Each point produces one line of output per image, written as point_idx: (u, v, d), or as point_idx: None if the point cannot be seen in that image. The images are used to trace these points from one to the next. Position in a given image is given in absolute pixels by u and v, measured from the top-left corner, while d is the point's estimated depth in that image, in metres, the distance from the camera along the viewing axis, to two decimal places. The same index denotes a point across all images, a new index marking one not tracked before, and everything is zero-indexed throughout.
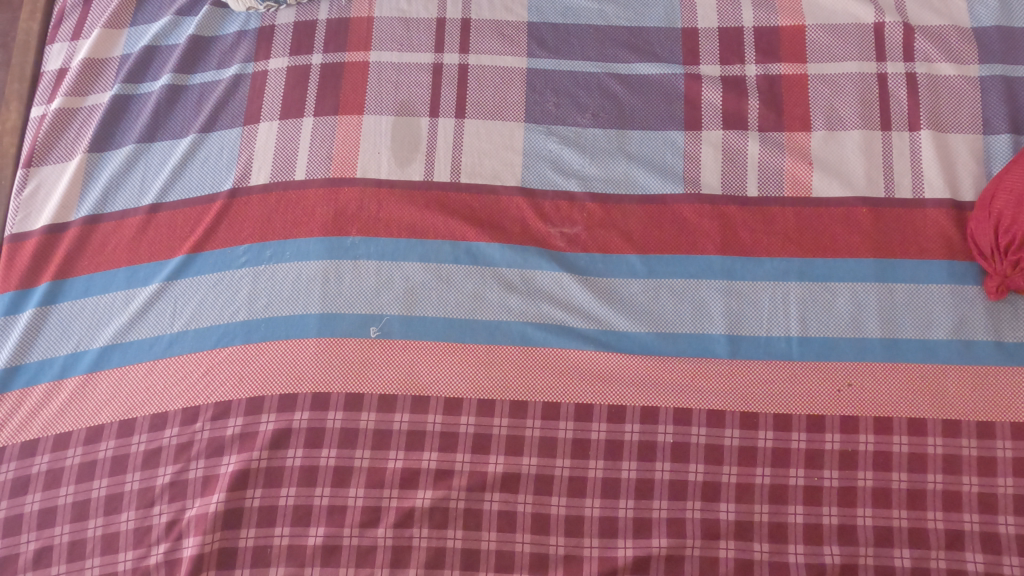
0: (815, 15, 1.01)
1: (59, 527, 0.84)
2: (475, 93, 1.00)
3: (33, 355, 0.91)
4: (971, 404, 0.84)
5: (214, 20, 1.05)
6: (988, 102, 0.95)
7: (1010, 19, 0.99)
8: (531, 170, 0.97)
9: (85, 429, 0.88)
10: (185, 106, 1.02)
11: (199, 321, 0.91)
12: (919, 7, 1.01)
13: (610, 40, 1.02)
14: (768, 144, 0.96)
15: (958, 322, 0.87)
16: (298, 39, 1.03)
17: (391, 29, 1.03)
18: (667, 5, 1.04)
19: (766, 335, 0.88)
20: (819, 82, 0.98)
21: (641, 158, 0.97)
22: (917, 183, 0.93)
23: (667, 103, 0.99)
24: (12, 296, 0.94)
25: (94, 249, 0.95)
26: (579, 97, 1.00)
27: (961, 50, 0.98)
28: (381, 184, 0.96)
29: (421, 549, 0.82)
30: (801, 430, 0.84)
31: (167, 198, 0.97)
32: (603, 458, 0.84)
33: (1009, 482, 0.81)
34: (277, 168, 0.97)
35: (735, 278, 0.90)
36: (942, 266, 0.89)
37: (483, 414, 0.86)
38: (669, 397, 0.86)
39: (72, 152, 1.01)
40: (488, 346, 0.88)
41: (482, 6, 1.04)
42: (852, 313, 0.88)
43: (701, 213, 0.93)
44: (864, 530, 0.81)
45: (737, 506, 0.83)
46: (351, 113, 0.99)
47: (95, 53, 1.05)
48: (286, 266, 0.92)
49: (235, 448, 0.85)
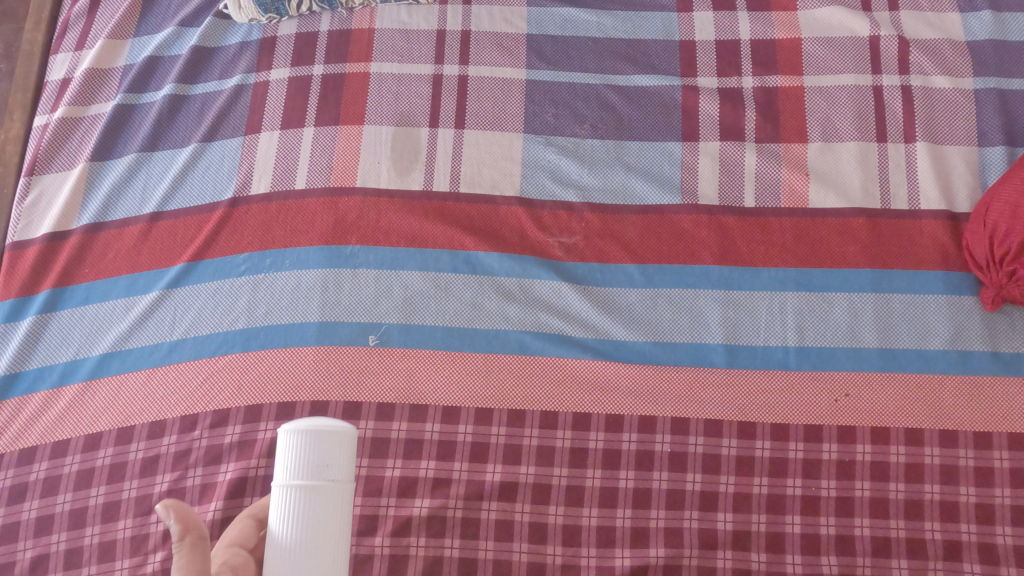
0: (811, 29, 1.02)
1: (56, 535, 0.84)
2: (475, 104, 1.01)
3: (33, 363, 0.91)
4: (968, 414, 0.84)
5: (216, 31, 1.06)
6: (983, 115, 0.96)
7: (1004, 33, 1.00)
8: (530, 180, 0.97)
9: (83, 437, 0.88)
10: (188, 115, 1.03)
11: (198, 328, 0.91)
12: (913, 21, 1.02)
13: (609, 52, 1.03)
14: (764, 155, 0.97)
15: (955, 332, 0.87)
16: (300, 50, 1.04)
17: (392, 39, 1.05)
18: (665, 18, 1.05)
19: (763, 345, 0.88)
20: (816, 95, 0.99)
21: (639, 168, 0.98)
22: (913, 195, 0.94)
23: (665, 114, 1.00)
24: (12, 303, 0.94)
25: (95, 256, 0.96)
26: (578, 108, 1.01)
27: (956, 63, 0.99)
28: (381, 193, 0.96)
29: (419, 557, 0.82)
30: (798, 440, 0.84)
31: (167, 206, 0.98)
32: (600, 467, 0.84)
33: (1006, 493, 0.81)
34: (277, 178, 0.98)
35: (732, 288, 0.91)
36: (938, 277, 0.89)
37: (480, 423, 0.86)
38: (667, 406, 0.86)
39: (74, 161, 1.02)
40: (485, 355, 0.89)
41: (482, 18, 1.05)
42: (849, 324, 0.88)
43: (699, 223, 0.94)
44: (862, 540, 0.81)
45: (735, 515, 0.83)
46: (352, 124, 1.00)
47: (98, 63, 1.06)
48: (285, 274, 0.93)
49: (233, 456, 0.85)
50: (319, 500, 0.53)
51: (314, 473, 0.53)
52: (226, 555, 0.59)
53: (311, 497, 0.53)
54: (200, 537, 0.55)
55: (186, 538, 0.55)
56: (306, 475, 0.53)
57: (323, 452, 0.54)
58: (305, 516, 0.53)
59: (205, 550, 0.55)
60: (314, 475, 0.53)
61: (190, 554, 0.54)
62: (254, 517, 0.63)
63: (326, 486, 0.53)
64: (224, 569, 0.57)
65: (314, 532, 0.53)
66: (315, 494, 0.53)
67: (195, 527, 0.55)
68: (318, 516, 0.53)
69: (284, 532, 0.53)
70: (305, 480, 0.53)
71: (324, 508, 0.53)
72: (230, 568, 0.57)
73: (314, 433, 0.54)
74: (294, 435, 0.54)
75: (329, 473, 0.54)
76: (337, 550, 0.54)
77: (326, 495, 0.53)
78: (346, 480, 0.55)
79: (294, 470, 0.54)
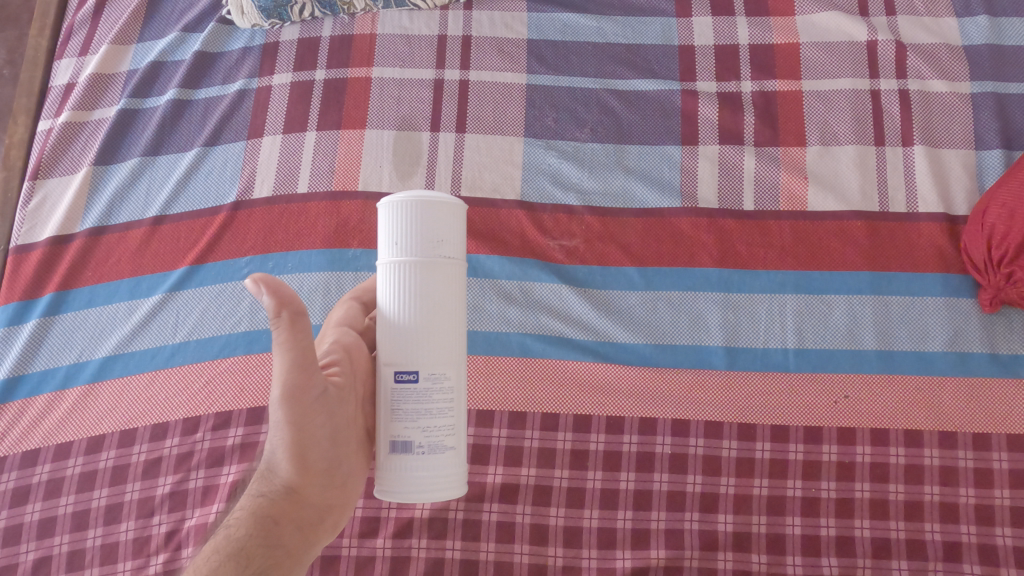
0: (809, 33, 1.03)
1: (59, 537, 0.85)
2: (475, 109, 1.02)
3: (36, 366, 0.92)
4: (967, 417, 0.85)
5: (219, 36, 1.07)
6: (979, 119, 0.97)
7: (1000, 37, 1.01)
8: (531, 183, 0.98)
9: (86, 439, 0.88)
10: (191, 120, 1.03)
11: (200, 331, 0.92)
12: (910, 26, 1.03)
13: (609, 56, 1.04)
14: (763, 158, 0.98)
15: (953, 334, 0.88)
16: (302, 56, 1.05)
17: (393, 44, 1.05)
18: (665, 23, 1.06)
19: (763, 347, 0.89)
20: (814, 99, 1.00)
21: (639, 172, 0.98)
22: (910, 198, 0.94)
23: (664, 119, 1.00)
24: (15, 306, 0.95)
25: (97, 260, 0.96)
26: (578, 112, 1.01)
27: (952, 67, 1.00)
28: (383, 197, 0.97)
29: (420, 559, 0.82)
30: (798, 441, 0.85)
31: (170, 210, 0.98)
32: (601, 468, 0.85)
33: (1006, 494, 0.82)
34: (280, 182, 0.98)
35: (731, 290, 0.91)
36: (936, 279, 0.90)
37: (481, 425, 0.86)
38: (667, 407, 0.87)
39: (78, 165, 1.03)
40: (487, 356, 0.89)
41: (482, 23, 1.06)
42: (848, 326, 0.89)
43: (698, 226, 0.94)
44: (863, 541, 0.82)
45: (736, 517, 0.83)
46: (354, 128, 1.01)
47: (102, 67, 1.07)
48: (288, 277, 0.93)
49: (235, 458, 0.85)
50: (433, 271, 0.58)
51: (425, 248, 0.57)
52: (336, 334, 0.66)
53: (424, 268, 0.57)
54: (297, 314, 0.54)
55: (281, 314, 0.54)
56: (419, 245, 0.57)
57: (434, 229, 0.58)
58: (421, 289, 0.57)
59: (303, 327, 0.55)
60: (425, 249, 0.57)
61: (290, 329, 0.54)
62: (357, 300, 0.71)
63: (437, 260, 0.58)
64: (336, 348, 0.64)
65: (430, 303, 0.57)
66: (429, 265, 0.57)
67: (290, 303, 0.54)
68: (432, 287, 0.58)
69: (399, 306, 0.57)
70: (419, 250, 0.57)
71: (438, 280, 0.58)
72: (342, 346, 0.64)
73: (421, 205, 0.57)
74: (400, 207, 0.57)
75: (440, 244, 0.58)
76: (451, 323, 0.59)
77: (438, 269, 0.58)
78: (455, 258, 0.59)
79: (406, 246, 0.57)
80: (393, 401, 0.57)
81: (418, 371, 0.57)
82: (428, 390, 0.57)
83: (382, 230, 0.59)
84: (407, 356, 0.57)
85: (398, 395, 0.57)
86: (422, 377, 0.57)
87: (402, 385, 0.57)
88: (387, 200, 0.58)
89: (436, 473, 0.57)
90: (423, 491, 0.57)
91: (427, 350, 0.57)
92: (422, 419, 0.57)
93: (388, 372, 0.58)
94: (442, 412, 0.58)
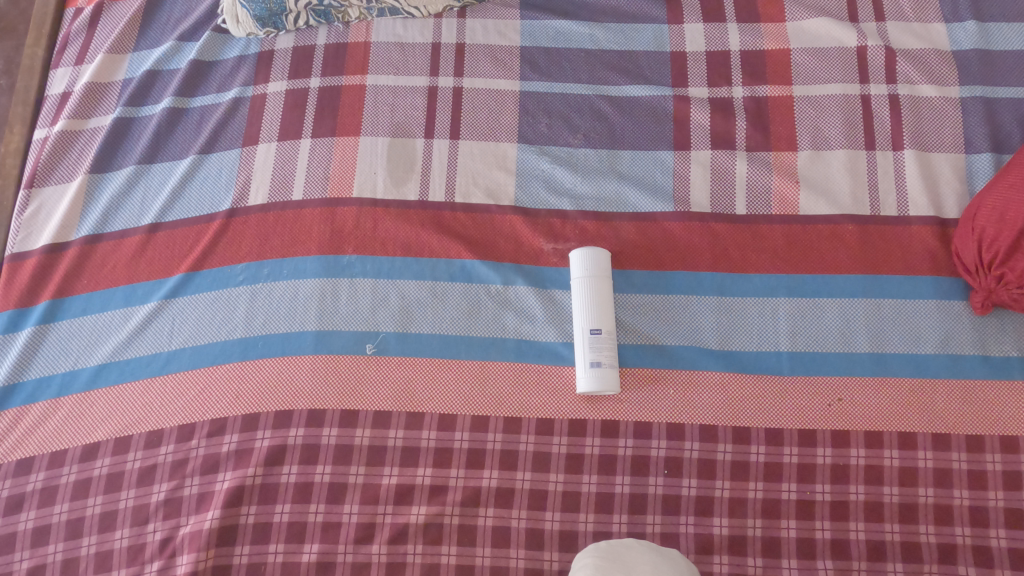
0: (799, 40, 1.04)
1: (53, 545, 0.84)
2: (469, 115, 1.03)
3: (31, 373, 0.92)
4: (960, 419, 0.85)
5: (214, 44, 1.08)
6: (969, 123, 0.98)
7: (988, 42, 1.02)
8: (525, 190, 0.98)
9: (81, 447, 0.88)
10: (186, 129, 1.04)
11: (196, 338, 0.92)
12: (900, 32, 1.04)
13: (602, 63, 1.05)
14: (755, 162, 0.98)
15: (945, 337, 0.88)
16: (296, 64, 1.06)
17: (387, 53, 1.06)
18: (656, 30, 1.07)
19: (757, 350, 0.89)
20: (805, 104, 1.01)
21: (632, 177, 0.99)
22: (902, 201, 0.95)
23: (657, 124, 1.01)
24: (10, 314, 0.95)
25: (93, 268, 0.97)
26: (571, 118, 1.02)
27: (942, 71, 1.01)
28: (377, 203, 0.97)
29: (415, 565, 0.82)
30: (792, 444, 0.85)
31: (165, 218, 0.98)
32: (596, 473, 0.85)
33: (1000, 495, 0.82)
34: (275, 189, 0.99)
35: (725, 294, 0.92)
36: (928, 283, 0.90)
37: (477, 430, 0.87)
38: (662, 412, 0.87)
39: (73, 173, 1.03)
40: (482, 362, 0.90)
41: (476, 31, 1.07)
42: (841, 329, 0.89)
43: (691, 230, 0.95)
44: (857, 544, 0.82)
45: (731, 521, 0.83)
46: (348, 135, 1.01)
47: (98, 76, 1.08)
48: (283, 284, 0.94)
49: (231, 464, 0.86)
50: (595, 282, 0.89)
51: (584, 274, 0.89)
52: None
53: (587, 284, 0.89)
54: None
55: None
56: (588, 265, 0.89)
57: (587, 268, 0.89)
58: (588, 297, 0.88)
59: None
60: (581, 278, 0.89)
61: None
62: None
63: (578, 282, 0.89)
64: None
65: (593, 299, 0.88)
66: (593, 278, 0.89)
67: None
68: (596, 292, 0.88)
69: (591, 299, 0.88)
70: (583, 268, 0.89)
71: (580, 295, 0.88)
72: None
73: (589, 260, 0.89)
74: (595, 259, 0.89)
75: (609, 300, 0.88)
76: (613, 315, 0.89)
77: (580, 288, 0.89)
78: (580, 280, 0.89)
79: (585, 276, 0.89)
80: (583, 348, 0.87)
81: (595, 330, 0.87)
82: (602, 338, 0.87)
83: (593, 268, 0.89)
84: (599, 321, 0.87)
85: (584, 343, 0.87)
86: (599, 336, 0.86)
87: (584, 336, 0.87)
88: (601, 251, 0.90)
89: (606, 381, 0.85)
90: (597, 391, 0.86)
91: (596, 319, 0.87)
92: (596, 349, 0.86)
93: (600, 326, 0.87)
94: (608, 346, 0.87)
